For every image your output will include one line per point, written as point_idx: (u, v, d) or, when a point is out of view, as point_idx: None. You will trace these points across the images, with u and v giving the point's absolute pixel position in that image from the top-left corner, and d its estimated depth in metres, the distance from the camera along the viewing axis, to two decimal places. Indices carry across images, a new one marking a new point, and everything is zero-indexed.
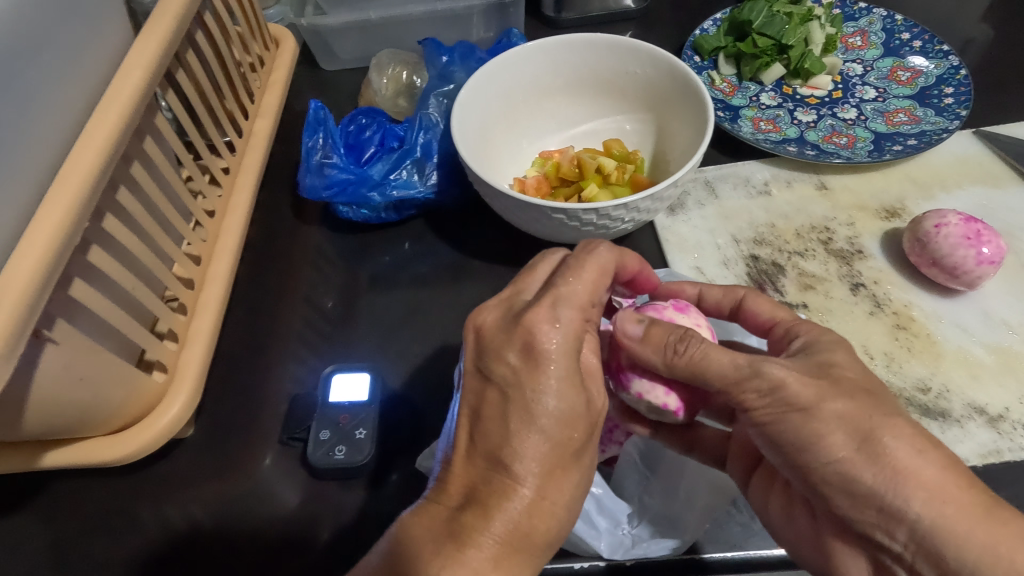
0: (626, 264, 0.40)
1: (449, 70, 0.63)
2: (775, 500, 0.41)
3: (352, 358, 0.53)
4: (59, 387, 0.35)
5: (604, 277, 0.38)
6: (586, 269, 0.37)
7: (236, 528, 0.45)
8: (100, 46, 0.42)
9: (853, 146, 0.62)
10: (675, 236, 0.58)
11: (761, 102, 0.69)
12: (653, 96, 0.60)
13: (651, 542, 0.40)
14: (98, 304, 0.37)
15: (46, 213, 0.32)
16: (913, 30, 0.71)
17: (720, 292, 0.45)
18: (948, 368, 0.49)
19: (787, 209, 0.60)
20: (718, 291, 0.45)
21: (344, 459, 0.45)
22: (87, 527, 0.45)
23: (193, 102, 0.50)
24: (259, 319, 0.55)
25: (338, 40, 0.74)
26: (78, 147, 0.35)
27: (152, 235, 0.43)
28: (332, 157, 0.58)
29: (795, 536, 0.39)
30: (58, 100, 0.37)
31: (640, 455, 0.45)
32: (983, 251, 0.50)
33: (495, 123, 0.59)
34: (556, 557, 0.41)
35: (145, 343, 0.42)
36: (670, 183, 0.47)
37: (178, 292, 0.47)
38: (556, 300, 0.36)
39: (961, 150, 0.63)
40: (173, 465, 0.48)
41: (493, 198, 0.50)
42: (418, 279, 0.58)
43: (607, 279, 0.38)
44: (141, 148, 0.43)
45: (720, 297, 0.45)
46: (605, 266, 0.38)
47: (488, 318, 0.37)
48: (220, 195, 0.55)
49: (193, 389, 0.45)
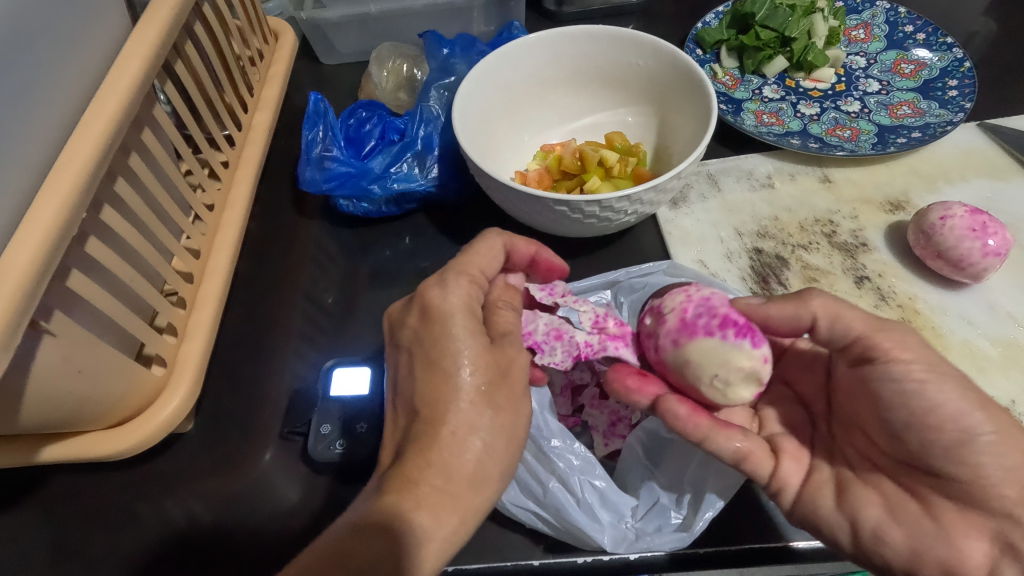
0: (518, 246, 0.44)
1: (451, 62, 0.62)
2: (868, 495, 0.39)
3: (352, 352, 0.53)
4: (56, 378, 0.35)
5: (496, 250, 0.43)
6: (477, 245, 0.43)
7: (237, 524, 0.44)
8: (98, 36, 0.41)
9: (856, 139, 0.62)
10: (678, 230, 0.57)
11: (764, 95, 0.68)
12: (656, 89, 0.59)
13: (655, 535, 0.40)
14: (95, 296, 0.36)
15: (43, 203, 0.32)
16: (916, 22, 0.71)
17: None
18: (954, 361, 0.49)
19: (790, 202, 0.59)
20: None
21: (344, 453, 0.45)
22: (86, 523, 0.45)
23: (192, 94, 0.50)
24: (258, 314, 0.55)
25: (338, 34, 0.74)
26: (74, 139, 0.35)
27: (151, 227, 0.43)
28: (332, 150, 0.57)
29: (909, 534, 0.36)
30: (55, 89, 0.36)
31: (642, 448, 0.44)
32: (989, 243, 0.50)
33: (496, 116, 0.59)
34: (558, 551, 0.41)
35: (144, 335, 0.42)
36: (673, 175, 0.47)
37: (178, 286, 0.46)
38: (450, 268, 0.41)
39: (965, 143, 0.63)
40: (173, 460, 0.47)
41: (496, 190, 0.49)
42: (419, 274, 0.58)
43: (499, 252, 0.43)
44: (139, 139, 0.42)
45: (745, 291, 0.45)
46: (495, 240, 0.43)
47: (395, 309, 0.42)
48: (219, 188, 0.54)
49: (193, 382, 0.44)
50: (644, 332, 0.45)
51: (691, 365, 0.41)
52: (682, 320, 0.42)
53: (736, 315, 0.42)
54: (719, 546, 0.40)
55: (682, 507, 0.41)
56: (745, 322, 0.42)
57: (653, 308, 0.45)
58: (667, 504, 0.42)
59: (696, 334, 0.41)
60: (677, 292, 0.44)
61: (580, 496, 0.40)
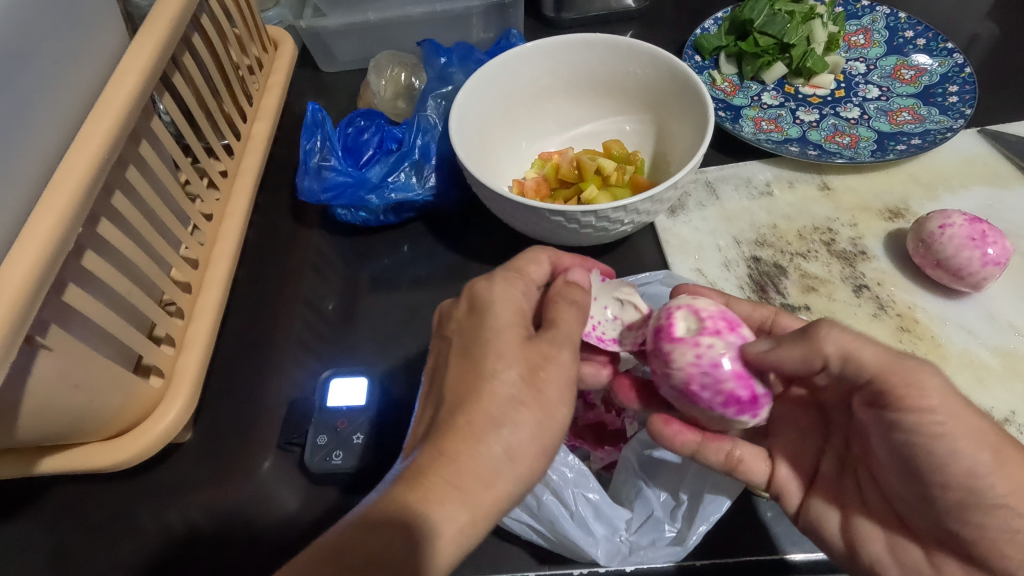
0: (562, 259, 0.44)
1: (448, 72, 0.62)
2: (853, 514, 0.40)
3: (351, 362, 0.53)
4: (53, 391, 0.35)
5: (542, 265, 0.43)
6: (537, 252, 0.43)
7: (234, 532, 0.44)
8: (96, 50, 0.42)
9: (856, 146, 0.61)
10: (676, 238, 0.57)
11: (763, 101, 0.68)
12: (654, 97, 0.59)
13: (649, 549, 0.40)
14: (93, 310, 0.37)
15: (39, 218, 0.32)
16: (916, 28, 0.70)
17: (748, 307, 0.46)
18: (955, 371, 0.49)
19: (789, 210, 0.59)
20: (745, 306, 0.46)
21: (341, 464, 0.45)
22: (86, 532, 0.45)
23: (190, 105, 0.50)
24: (257, 323, 0.55)
25: (338, 42, 0.74)
26: (70, 153, 0.35)
27: (148, 238, 0.43)
28: (331, 160, 0.58)
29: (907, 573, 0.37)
30: (52, 103, 0.37)
31: (639, 460, 0.44)
32: (989, 252, 0.49)
33: (493, 125, 0.59)
34: (553, 563, 0.41)
35: (142, 348, 0.42)
36: (669, 185, 0.46)
37: (176, 296, 0.46)
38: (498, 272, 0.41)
39: (965, 150, 0.62)
40: (173, 469, 0.48)
41: (492, 200, 0.49)
42: (418, 282, 0.58)
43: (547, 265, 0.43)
44: (136, 152, 0.42)
45: (749, 311, 0.46)
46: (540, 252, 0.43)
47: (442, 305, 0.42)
48: (218, 199, 0.54)
49: (191, 392, 0.45)
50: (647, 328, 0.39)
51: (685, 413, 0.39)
52: (687, 389, 0.37)
53: (742, 385, 0.37)
54: (718, 558, 0.40)
55: (676, 520, 0.41)
56: (751, 394, 0.37)
57: (667, 326, 0.37)
58: (662, 517, 0.41)
59: (697, 404, 0.37)
60: (685, 345, 0.36)
61: (575, 509, 0.40)
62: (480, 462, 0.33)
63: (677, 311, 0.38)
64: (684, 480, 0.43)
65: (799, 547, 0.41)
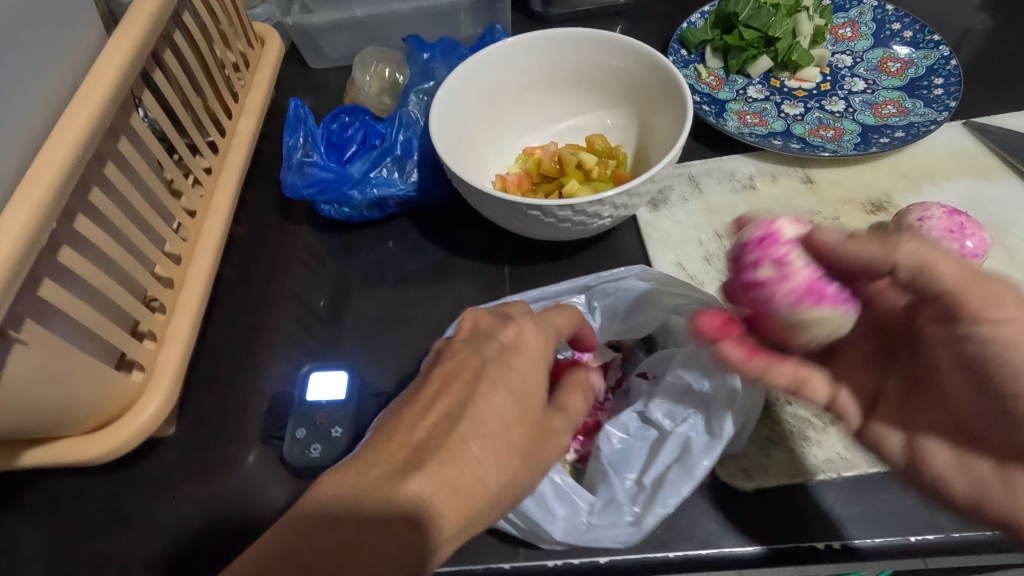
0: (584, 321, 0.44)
1: (430, 67, 0.63)
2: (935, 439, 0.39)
3: (334, 356, 0.53)
4: (29, 386, 0.35)
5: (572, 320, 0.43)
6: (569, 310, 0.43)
7: (218, 525, 0.45)
8: (73, 46, 0.42)
9: (840, 140, 0.61)
10: (658, 232, 0.57)
11: (748, 95, 0.68)
12: (636, 90, 0.59)
13: (608, 529, 0.40)
14: (70, 305, 0.37)
15: (11, 212, 0.32)
16: (903, 20, 0.70)
17: None
18: None
19: (771, 204, 0.59)
20: None
21: (319, 458, 0.45)
22: (71, 526, 0.46)
23: (172, 102, 0.50)
24: (243, 319, 0.56)
25: (325, 38, 0.74)
26: (46, 148, 0.35)
27: (128, 234, 0.43)
28: (313, 156, 0.58)
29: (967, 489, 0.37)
30: (27, 99, 0.37)
31: (611, 449, 0.44)
32: (967, 245, 0.49)
33: (475, 121, 0.59)
34: (529, 554, 0.41)
35: (122, 343, 0.42)
36: (646, 178, 0.46)
37: (157, 292, 0.47)
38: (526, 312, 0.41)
39: (951, 142, 0.62)
40: (157, 463, 0.48)
41: (471, 195, 0.50)
42: (402, 277, 0.58)
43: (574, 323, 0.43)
44: (115, 147, 0.43)
45: None
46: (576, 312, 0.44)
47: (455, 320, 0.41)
48: (202, 195, 0.55)
49: (172, 386, 0.45)
50: (745, 244, 0.37)
51: (796, 328, 0.37)
52: (815, 287, 0.35)
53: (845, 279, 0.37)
54: (690, 550, 0.41)
55: (636, 504, 0.41)
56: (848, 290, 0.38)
57: (775, 229, 0.37)
58: (623, 501, 0.41)
59: (821, 304, 0.36)
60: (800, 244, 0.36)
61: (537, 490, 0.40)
62: (467, 461, 0.33)
63: (774, 217, 0.38)
64: (651, 465, 0.43)
65: (771, 538, 0.41)
